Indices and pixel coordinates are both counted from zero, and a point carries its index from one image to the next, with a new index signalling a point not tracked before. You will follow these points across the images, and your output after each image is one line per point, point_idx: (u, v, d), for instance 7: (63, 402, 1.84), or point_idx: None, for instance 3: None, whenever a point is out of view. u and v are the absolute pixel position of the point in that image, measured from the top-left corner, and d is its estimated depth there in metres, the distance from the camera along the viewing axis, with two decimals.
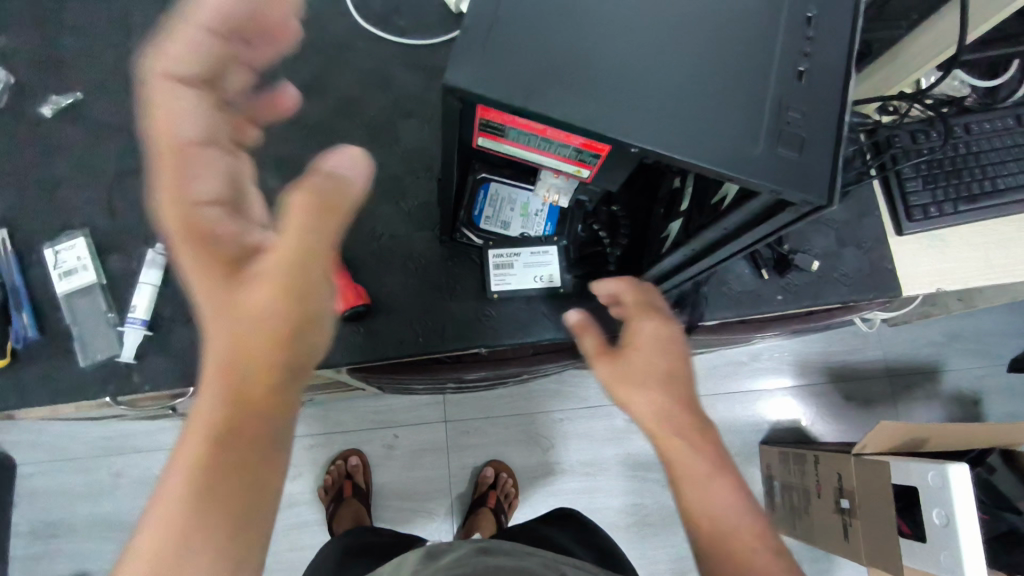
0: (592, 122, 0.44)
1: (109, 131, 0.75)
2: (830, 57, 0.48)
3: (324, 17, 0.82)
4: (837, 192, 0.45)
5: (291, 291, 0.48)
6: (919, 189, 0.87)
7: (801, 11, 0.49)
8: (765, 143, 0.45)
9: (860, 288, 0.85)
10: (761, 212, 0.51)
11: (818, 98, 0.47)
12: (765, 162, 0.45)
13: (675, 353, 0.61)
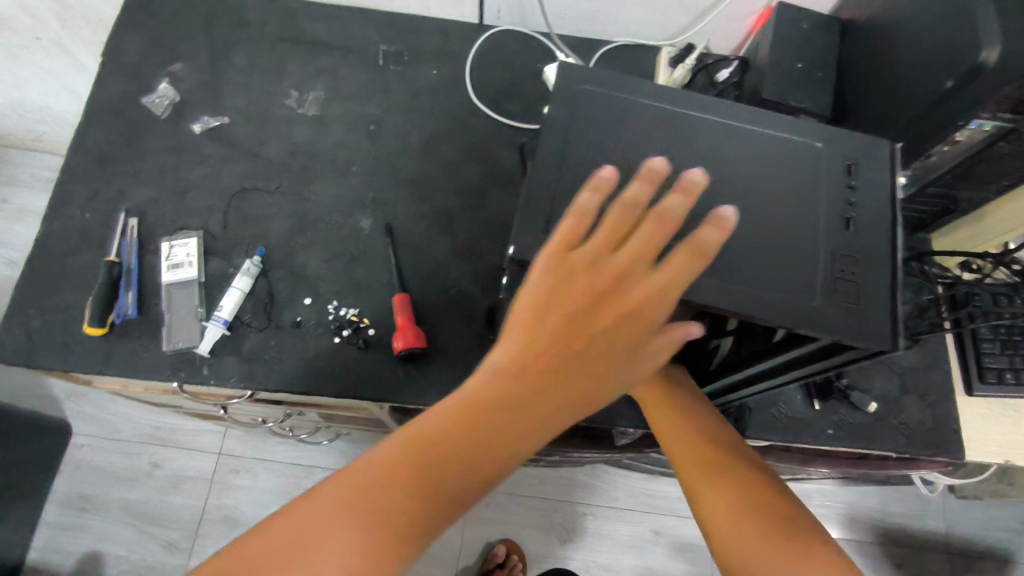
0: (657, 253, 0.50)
1: (242, 154, 0.86)
2: (876, 201, 0.52)
3: (445, 92, 0.93)
4: (900, 340, 0.47)
5: (586, 332, 0.48)
6: (995, 352, 0.84)
7: (841, 161, 0.53)
8: (822, 296, 0.49)
9: (919, 441, 0.81)
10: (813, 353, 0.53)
11: (870, 245, 0.51)
12: (823, 311, 0.48)
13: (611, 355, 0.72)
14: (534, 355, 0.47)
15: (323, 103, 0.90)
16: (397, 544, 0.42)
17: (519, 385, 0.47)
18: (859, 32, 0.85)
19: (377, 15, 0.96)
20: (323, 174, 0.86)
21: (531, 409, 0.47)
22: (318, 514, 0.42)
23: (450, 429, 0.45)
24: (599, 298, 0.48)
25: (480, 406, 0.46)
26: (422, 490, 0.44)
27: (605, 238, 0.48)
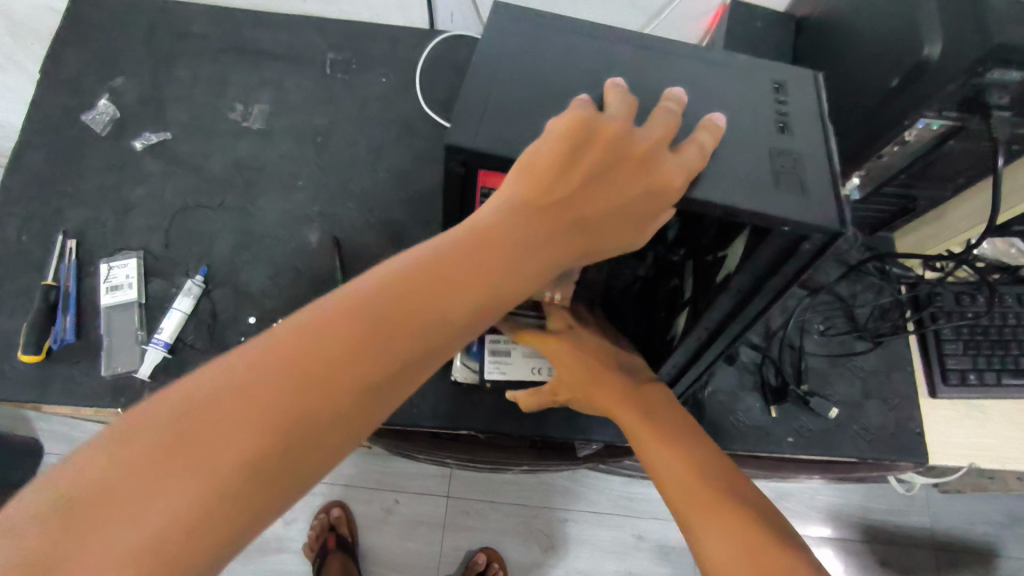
0: None
1: (185, 170, 0.84)
2: (805, 115, 0.53)
3: (395, 100, 0.91)
4: (847, 221, 0.45)
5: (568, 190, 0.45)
6: (958, 353, 0.83)
7: (768, 84, 0.55)
8: (772, 185, 0.48)
9: (881, 446, 0.80)
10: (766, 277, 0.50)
11: (807, 146, 0.51)
12: (768, 204, 0.46)
13: (585, 360, 0.65)
14: (524, 206, 0.44)
15: (269, 114, 0.88)
16: (353, 402, 0.37)
17: (499, 231, 0.43)
18: (813, 28, 0.83)
19: (324, 21, 0.93)
20: (269, 188, 0.84)
21: (504, 258, 0.43)
22: (272, 350, 0.36)
23: (411, 297, 0.40)
24: (606, 146, 0.45)
25: (449, 262, 0.42)
26: (388, 340, 0.38)
27: (618, 102, 0.47)
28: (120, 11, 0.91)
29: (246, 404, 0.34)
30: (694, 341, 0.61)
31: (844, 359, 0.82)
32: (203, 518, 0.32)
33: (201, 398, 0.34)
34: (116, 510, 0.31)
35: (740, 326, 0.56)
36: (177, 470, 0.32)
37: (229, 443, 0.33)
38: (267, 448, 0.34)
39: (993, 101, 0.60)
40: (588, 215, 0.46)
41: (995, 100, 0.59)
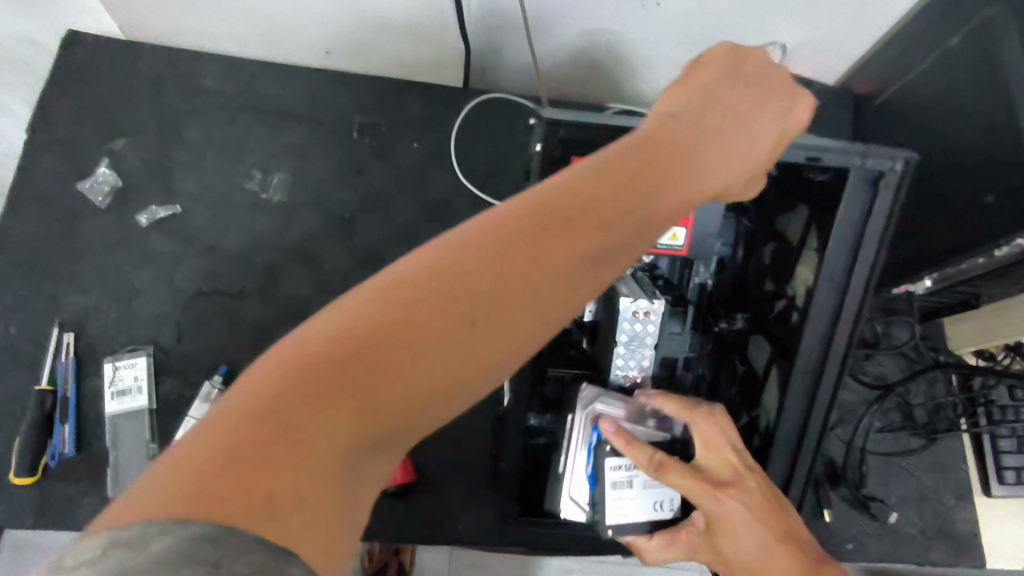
0: None
1: (199, 250, 0.76)
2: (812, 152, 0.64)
3: (429, 170, 0.84)
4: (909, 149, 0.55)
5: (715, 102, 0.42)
6: (1013, 449, 0.80)
7: None
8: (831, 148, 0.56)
9: (938, 549, 0.78)
10: (858, 226, 0.56)
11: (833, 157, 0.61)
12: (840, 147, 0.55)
13: (763, 530, 0.50)
14: (677, 113, 0.41)
15: (291, 185, 0.80)
16: (546, 284, 0.31)
17: (679, 127, 0.40)
18: (878, 111, 0.79)
19: (350, 78, 0.84)
20: (294, 273, 0.77)
21: (685, 150, 0.39)
22: (438, 255, 0.30)
23: (593, 188, 0.34)
24: (738, 72, 0.44)
25: (623, 159, 0.37)
26: (597, 219, 0.33)
27: (738, 48, 0.47)
28: (114, 59, 0.80)
29: (465, 264, 0.30)
30: (811, 348, 0.59)
31: (899, 457, 0.80)
32: (420, 375, 0.28)
33: (395, 293, 0.28)
34: (346, 361, 0.26)
35: (851, 304, 0.57)
36: (404, 326, 0.28)
37: (451, 304, 0.29)
38: (475, 312, 0.29)
39: None
40: (750, 124, 0.42)
41: None
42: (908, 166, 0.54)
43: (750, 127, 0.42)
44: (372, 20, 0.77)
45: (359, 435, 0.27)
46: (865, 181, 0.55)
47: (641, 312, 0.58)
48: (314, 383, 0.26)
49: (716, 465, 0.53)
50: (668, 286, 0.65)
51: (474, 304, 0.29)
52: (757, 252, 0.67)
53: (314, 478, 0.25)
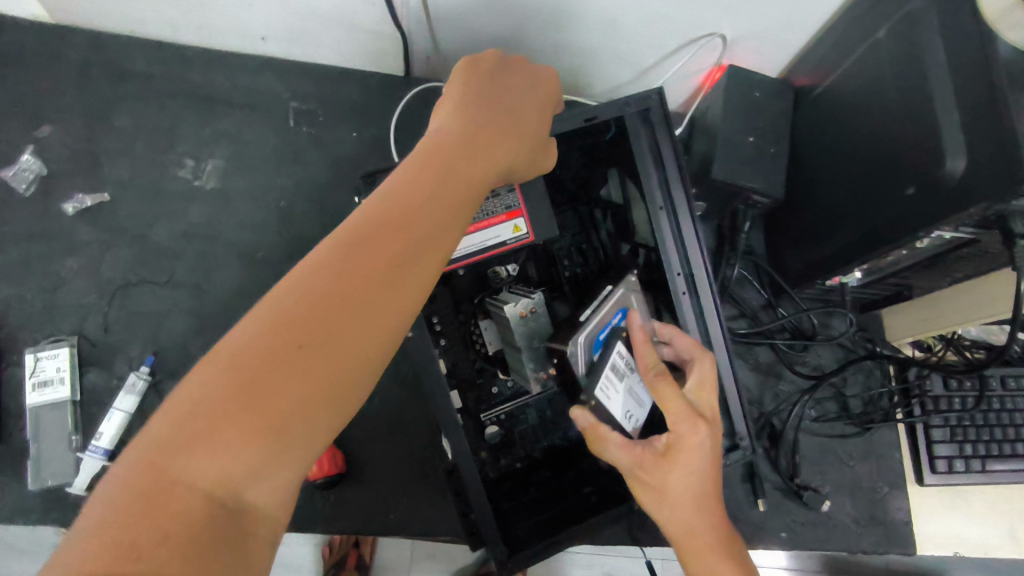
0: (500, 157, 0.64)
1: (127, 239, 0.75)
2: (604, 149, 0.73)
3: (367, 158, 0.83)
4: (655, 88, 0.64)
5: (487, 127, 0.52)
6: (945, 438, 0.80)
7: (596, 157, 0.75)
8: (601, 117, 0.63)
9: (869, 536, 0.80)
10: (655, 153, 0.64)
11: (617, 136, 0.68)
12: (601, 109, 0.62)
13: (711, 475, 0.55)
14: (459, 140, 0.50)
15: (224, 173, 0.79)
16: (374, 293, 0.39)
17: (457, 147, 0.49)
18: (812, 102, 0.79)
19: (285, 65, 0.83)
20: (228, 262, 0.76)
21: (466, 165, 0.49)
22: (273, 305, 0.37)
23: (403, 213, 0.42)
24: (490, 103, 0.54)
25: (425, 188, 0.45)
26: (400, 236, 0.42)
27: (478, 74, 0.56)
28: (40, 43, 0.78)
29: (287, 307, 0.37)
30: (675, 272, 0.65)
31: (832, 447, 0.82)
32: (273, 395, 0.34)
33: (250, 341, 0.35)
34: (199, 412, 0.33)
35: (683, 222, 0.64)
36: (244, 369, 0.34)
37: (281, 335, 0.36)
38: (303, 332, 0.36)
39: (1017, 229, 0.55)
40: (515, 129, 0.53)
41: (1020, 228, 0.54)
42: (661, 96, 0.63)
43: (516, 130, 0.54)
44: (304, 9, 0.72)
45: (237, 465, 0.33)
46: (638, 119, 0.64)
47: (522, 310, 0.66)
48: (178, 438, 0.32)
49: (707, 409, 0.57)
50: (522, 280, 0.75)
51: (315, 327, 0.37)
52: (595, 231, 0.79)
53: (199, 506, 0.32)
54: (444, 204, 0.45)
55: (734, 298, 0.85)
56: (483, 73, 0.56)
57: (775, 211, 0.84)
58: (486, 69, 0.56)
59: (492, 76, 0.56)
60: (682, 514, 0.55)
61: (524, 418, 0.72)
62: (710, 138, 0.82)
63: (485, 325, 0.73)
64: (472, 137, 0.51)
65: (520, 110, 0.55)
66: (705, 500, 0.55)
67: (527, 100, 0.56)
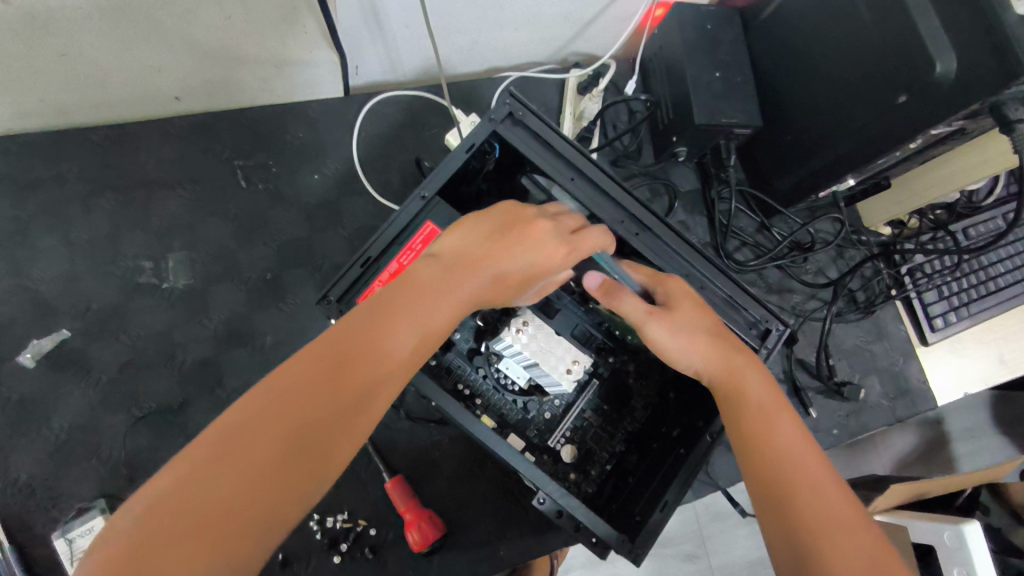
0: (410, 217, 0.56)
1: (110, 371, 0.66)
2: (506, 174, 0.67)
3: (339, 198, 0.76)
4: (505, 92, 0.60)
5: (478, 262, 0.49)
6: (936, 298, 0.89)
7: (504, 184, 0.69)
8: (465, 148, 0.58)
9: (900, 405, 0.90)
10: (538, 138, 0.60)
11: (511, 157, 0.63)
12: (467, 136, 0.59)
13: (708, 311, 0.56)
14: (443, 283, 0.48)
15: (191, 263, 0.70)
16: (329, 419, 0.40)
17: (431, 280, 0.48)
18: (762, 23, 0.79)
19: (212, 121, 0.74)
20: (235, 358, 0.68)
21: (440, 303, 0.47)
22: (245, 423, 0.38)
23: (364, 359, 0.43)
24: (497, 236, 0.51)
25: (385, 328, 0.45)
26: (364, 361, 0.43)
27: (506, 212, 0.53)
28: None
29: (266, 405, 0.39)
30: (618, 221, 0.60)
31: (842, 344, 0.91)
32: (243, 490, 0.36)
33: (225, 449, 0.37)
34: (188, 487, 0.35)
35: (598, 180, 0.60)
36: (245, 437, 0.38)
37: (263, 437, 0.38)
38: (282, 433, 0.38)
39: (1012, 114, 0.58)
40: (503, 273, 0.50)
41: (1011, 114, 0.58)
42: (506, 97, 0.60)
43: (499, 280, 0.50)
44: (223, 56, 0.63)
45: (222, 526, 0.35)
46: (506, 125, 0.59)
47: (519, 332, 0.65)
48: (182, 483, 0.35)
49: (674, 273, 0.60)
50: (508, 312, 0.69)
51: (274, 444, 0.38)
52: None
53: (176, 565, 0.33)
54: (398, 347, 0.45)
55: (734, 231, 0.88)
56: (514, 215, 0.53)
57: (753, 136, 0.86)
58: (518, 211, 0.53)
59: (523, 217, 0.52)
60: (693, 340, 0.53)
61: (587, 425, 0.71)
62: (677, 79, 0.80)
63: (502, 365, 0.69)
64: (449, 271, 0.49)
65: (533, 246, 0.51)
66: (719, 330, 0.54)
67: (558, 240, 0.51)
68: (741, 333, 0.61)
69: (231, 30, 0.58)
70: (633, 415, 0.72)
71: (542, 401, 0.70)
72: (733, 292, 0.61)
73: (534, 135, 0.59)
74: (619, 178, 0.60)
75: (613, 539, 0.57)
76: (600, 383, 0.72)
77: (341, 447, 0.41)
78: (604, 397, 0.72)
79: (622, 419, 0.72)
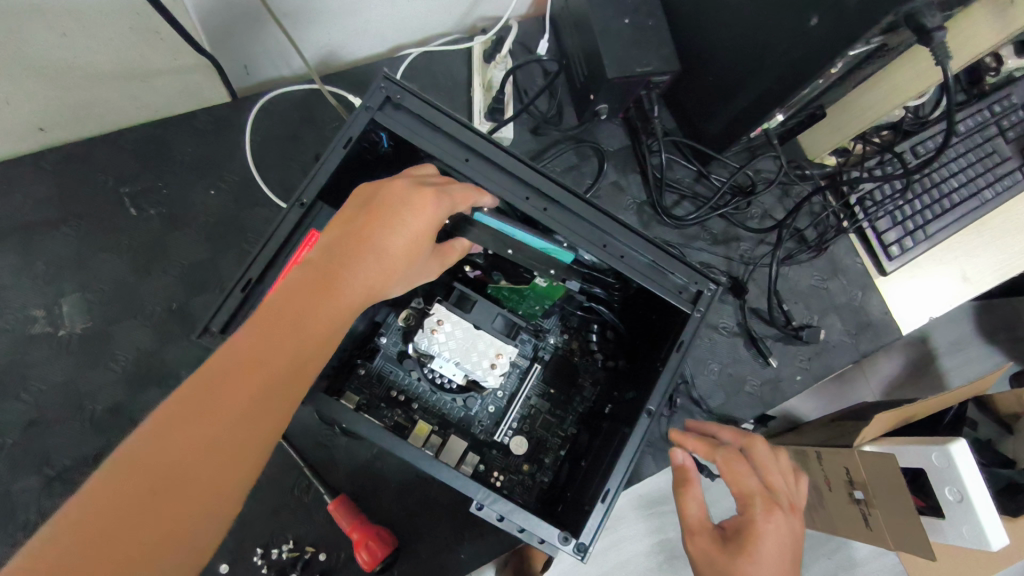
0: (286, 232, 0.53)
1: (18, 431, 0.65)
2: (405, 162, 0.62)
3: (241, 214, 0.73)
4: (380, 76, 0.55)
5: (356, 241, 0.47)
6: (890, 225, 0.84)
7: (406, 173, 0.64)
8: (343, 146, 0.54)
9: (864, 339, 0.88)
10: (424, 120, 0.55)
11: (403, 145, 0.58)
12: (344, 129, 0.54)
13: (748, 491, 0.54)
14: (326, 267, 0.46)
15: (86, 305, 0.69)
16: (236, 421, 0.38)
17: (310, 275, 0.45)
18: None
19: (87, 152, 0.70)
20: (149, 398, 0.66)
21: (337, 285, 0.45)
22: (150, 433, 0.36)
23: (267, 352, 0.40)
24: (370, 213, 0.49)
25: (286, 317, 0.42)
26: (258, 379, 0.39)
27: (370, 191, 0.51)
28: None
29: (148, 452, 0.35)
30: (523, 199, 0.55)
31: (795, 287, 0.89)
32: (131, 543, 0.33)
33: (132, 463, 0.35)
34: (62, 550, 0.32)
35: (494, 157, 0.55)
36: (151, 448, 0.35)
37: (150, 478, 0.35)
38: (171, 472, 0.35)
39: (931, 24, 0.52)
40: (388, 244, 0.48)
41: (930, 22, 0.52)
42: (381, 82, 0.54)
43: (387, 254, 0.48)
44: (72, 82, 0.57)
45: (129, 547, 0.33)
46: (386, 111, 0.54)
47: (436, 331, 0.60)
48: (87, 504, 0.33)
49: (783, 493, 0.55)
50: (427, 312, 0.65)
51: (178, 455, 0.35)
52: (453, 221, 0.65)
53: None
54: (302, 337, 0.42)
55: (670, 185, 0.84)
56: (378, 188, 0.50)
57: (674, 80, 0.81)
58: (385, 186, 0.51)
59: (385, 187, 0.50)
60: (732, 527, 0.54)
61: (535, 412, 0.68)
62: (584, 33, 0.75)
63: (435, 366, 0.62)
64: (331, 254, 0.46)
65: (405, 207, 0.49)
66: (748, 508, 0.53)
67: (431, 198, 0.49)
68: (670, 299, 0.57)
69: (64, 52, 0.52)
70: (582, 395, 0.69)
71: (481, 396, 0.66)
72: (659, 256, 0.57)
73: (419, 118, 0.55)
74: (517, 151, 0.55)
75: (556, 538, 0.53)
76: (542, 367, 0.68)
77: (247, 459, 0.38)
78: (550, 381, 0.69)
79: (571, 401, 0.69)
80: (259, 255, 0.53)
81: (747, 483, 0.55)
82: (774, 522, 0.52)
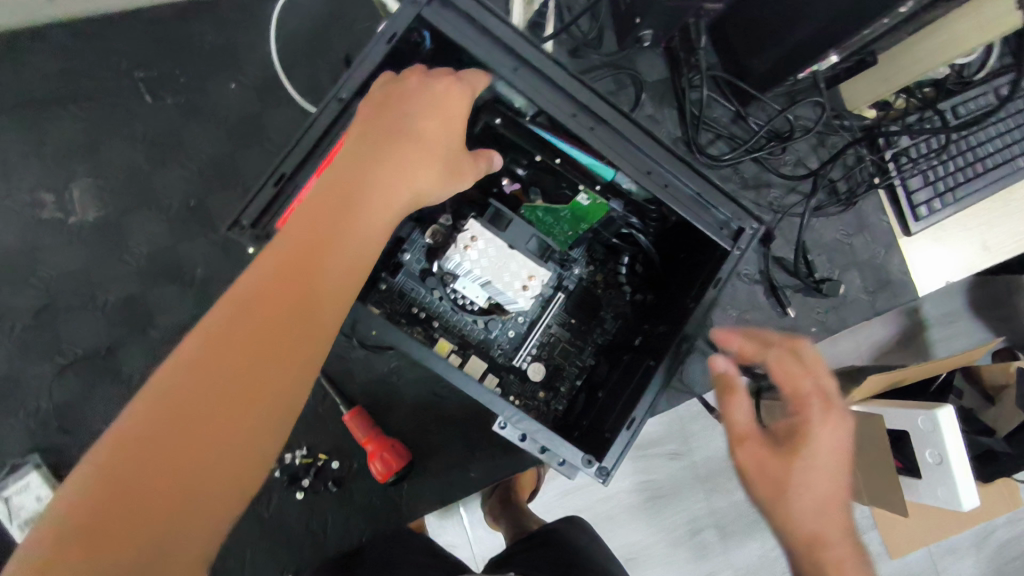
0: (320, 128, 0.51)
1: (30, 316, 0.64)
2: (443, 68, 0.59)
3: (261, 111, 0.69)
4: None
5: (396, 137, 0.45)
6: (921, 185, 0.83)
7: None
8: (386, 42, 0.51)
9: (881, 298, 0.88)
10: (473, 21, 0.51)
11: (445, 47, 0.54)
12: (388, 22, 0.51)
13: (803, 391, 0.50)
14: (365, 159, 0.44)
15: (98, 193, 0.66)
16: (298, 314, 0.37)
17: (354, 170, 0.43)
18: None
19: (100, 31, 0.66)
20: (163, 295, 0.65)
21: (382, 181, 0.44)
22: (217, 327, 0.35)
23: (321, 243, 0.39)
24: (401, 107, 0.47)
25: (333, 210, 0.41)
26: (307, 287, 0.38)
27: (396, 85, 0.48)
28: None
29: (209, 350, 0.34)
30: (569, 115, 0.53)
31: (819, 240, 0.88)
32: (208, 429, 0.33)
33: (201, 355, 0.34)
34: (141, 437, 0.31)
35: (545, 69, 0.52)
36: (217, 341, 0.35)
37: (220, 368, 0.34)
38: (240, 361, 0.34)
39: None
40: (428, 144, 0.46)
41: None
42: None
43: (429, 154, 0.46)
44: None
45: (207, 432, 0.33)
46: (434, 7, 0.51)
47: (467, 248, 0.59)
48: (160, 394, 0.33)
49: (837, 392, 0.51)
50: (457, 229, 0.63)
51: (245, 346, 0.35)
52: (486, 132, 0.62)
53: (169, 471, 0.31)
54: (353, 230, 0.41)
55: (706, 123, 0.81)
56: (408, 81, 0.48)
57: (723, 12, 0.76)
58: (416, 79, 0.48)
59: (414, 79, 0.48)
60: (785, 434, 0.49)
61: (556, 340, 0.67)
62: None
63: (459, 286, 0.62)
64: (372, 149, 0.45)
65: (436, 96, 0.47)
66: (805, 408, 0.49)
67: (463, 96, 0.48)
68: (711, 234, 0.56)
69: None
70: (604, 326, 0.68)
71: (504, 320, 0.65)
72: (703, 188, 0.56)
73: (469, 17, 0.51)
74: (570, 63, 0.52)
75: (578, 460, 0.54)
76: (566, 296, 0.67)
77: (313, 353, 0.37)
78: (573, 310, 0.68)
79: (593, 332, 0.68)
80: (291, 151, 0.50)
81: (807, 381, 0.50)
82: (832, 425, 0.49)
